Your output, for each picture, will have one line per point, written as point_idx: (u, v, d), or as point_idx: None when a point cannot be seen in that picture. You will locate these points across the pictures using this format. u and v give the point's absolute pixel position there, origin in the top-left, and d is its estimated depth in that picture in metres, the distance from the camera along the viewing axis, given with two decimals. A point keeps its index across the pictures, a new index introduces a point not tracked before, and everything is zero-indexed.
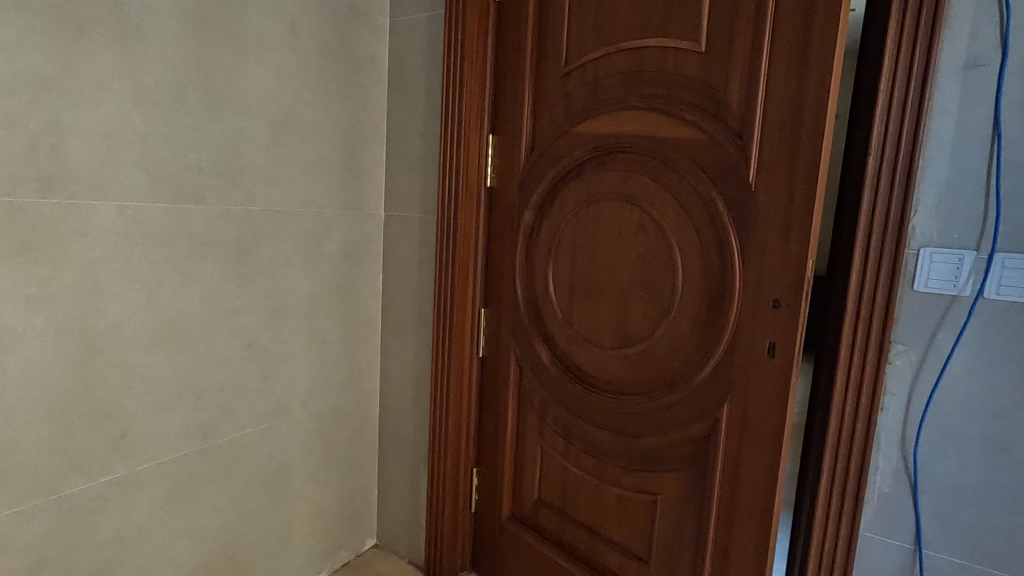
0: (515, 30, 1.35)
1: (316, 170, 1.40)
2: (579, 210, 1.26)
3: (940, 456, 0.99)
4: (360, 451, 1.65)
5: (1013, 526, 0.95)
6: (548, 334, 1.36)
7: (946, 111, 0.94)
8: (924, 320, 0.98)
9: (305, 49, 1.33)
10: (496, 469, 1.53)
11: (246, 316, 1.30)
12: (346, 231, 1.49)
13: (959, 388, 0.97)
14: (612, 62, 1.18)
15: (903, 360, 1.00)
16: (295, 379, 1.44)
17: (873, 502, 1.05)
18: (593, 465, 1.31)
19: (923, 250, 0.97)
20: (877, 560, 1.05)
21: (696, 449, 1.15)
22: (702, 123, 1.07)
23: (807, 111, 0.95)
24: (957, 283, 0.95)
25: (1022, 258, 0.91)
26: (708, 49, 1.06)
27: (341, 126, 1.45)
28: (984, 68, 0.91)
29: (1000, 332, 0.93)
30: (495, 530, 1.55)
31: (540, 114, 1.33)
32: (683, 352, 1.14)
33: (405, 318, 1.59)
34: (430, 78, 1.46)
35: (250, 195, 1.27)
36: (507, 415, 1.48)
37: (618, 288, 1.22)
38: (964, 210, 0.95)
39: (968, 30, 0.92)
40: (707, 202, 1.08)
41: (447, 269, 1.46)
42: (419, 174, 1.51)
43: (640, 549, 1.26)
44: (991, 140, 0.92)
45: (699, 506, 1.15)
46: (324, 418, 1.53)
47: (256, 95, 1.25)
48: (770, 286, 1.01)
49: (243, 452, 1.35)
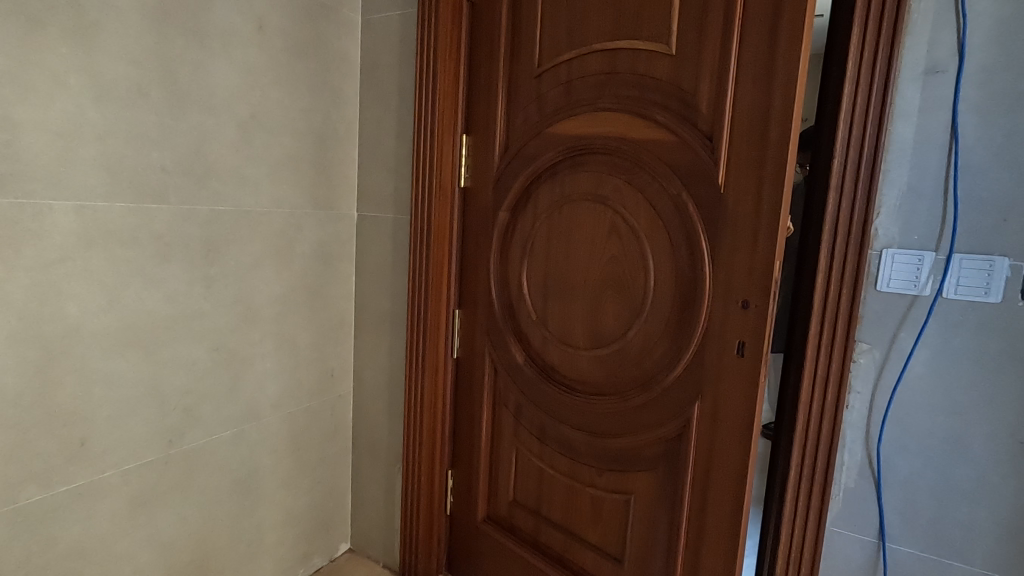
0: (488, 30, 1.35)
1: (287, 170, 1.37)
2: (552, 210, 1.26)
3: (902, 451, 1.02)
4: (333, 455, 1.63)
5: (969, 518, 0.98)
6: (522, 334, 1.36)
7: (906, 116, 0.97)
8: (887, 319, 1.01)
9: (275, 46, 1.31)
10: (471, 470, 1.52)
11: (213, 318, 1.27)
12: (317, 231, 1.47)
13: (920, 385, 0.99)
14: (585, 63, 1.18)
15: (867, 359, 1.03)
16: (265, 383, 1.41)
17: (839, 497, 1.07)
18: (567, 465, 1.32)
19: (885, 251, 1.00)
20: (843, 554, 1.08)
21: (668, 448, 1.16)
22: (672, 125, 1.08)
23: (774, 115, 0.97)
24: (917, 283, 0.98)
25: (979, 258, 0.94)
26: (679, 51, 1.07)
27: (311, 125, 1.42)
28: (943, 74, 0.94)
29: (958, 330, 0.96)
30: (470, 532, 1.54)
31: (514, 115, 1.33)
32: (656, 353, 1.15)
33: (379, 319, 1.57)
34: (403, 77, 1.45)
35: (217, 195, 1.24)
36: (481, 416, 1.47)
37: (592, 289, 1.22)
38: (924, 212, 0.97)
39: (927, 37, 0.95)
40: (678, 203, 1.09)
41: (421, 270, 1.45)
42: (392, 174, 1.50)
43: (614, 548, 1.27)
44: (949, 144, 0.95)
45: (670, 505, 1.17)
46: (296, 422, 1.50)
47: (223, 92, 1.22)
48: (739, 287, 1.03)
49: (210, 458, 1.31)
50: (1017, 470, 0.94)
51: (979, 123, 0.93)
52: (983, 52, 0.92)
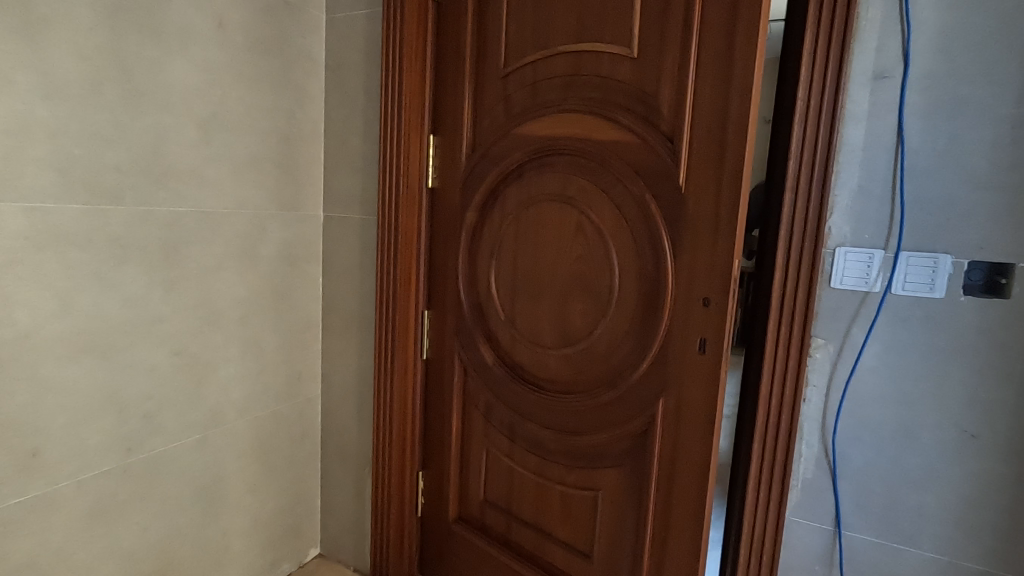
0: (454, 31, 1.35)
1: (249, 170, 1.35)
2: (520, 211, 1.27)
3: (856, 441, 1.06)
4: (301, 459, 1.60)
5: (918, 504, 1.03)
6: (491, 334, 1.36)
7: (856, 119, 1.01)
8: (840, 314, 1.04)
9: (236, 44, 1.28)
10: (441, 470, 1.52)
11: (174, 322, 1.24)
12: (283, 232, 1.45)
13: (871, 377, 1.03)
14: (550, 65, 1.19)
15: (822, 353, 1.06)
16: (230, 387, 1.38)
17: (798, 488, 1.11)
18: (537, 464, 1.33)
19: (838, 250, 1.03)
20: (802, 542, 1.12)
21: (635, 443, 1.18)
22: (635, 127, 1.09)
23: (731, 118, 0.99)
24: (868, 279, 1.02)
25: (924, 255, 0.98)
26: (640, 54, 1.08)
27: (275, 124, 1.40)
28: (889, 79, 0.98)
29: (906, 325, 1.01)
30: (442, 534, 1.54)
31: (480, 116, 1.33)
32: (621, 351, 1.17)
33: (347, 320, 1.56)
34: (369, 76, 1.44)
35: (176, 196, 1.21)
36: (451, 416, 1.47)
37: (559, 289, 1.23)
38: (874, 211, 1.01)
39: (875, 44, 0.99)
40: (642, 203, 1.11)
41: (390, 270, 1.44)
42: (359, 174, 1.48)
43: (584, 545, 1.28)
44: (896, 146, 0.99)
45: (637, 500, 1.19)
46: (263, 427, 1.47)
47: (181, 90, 1.19)
48: (700, 285, 1.05)
49: (172, 465, 1.28)
50: (961, 458, 0.99)
51: (923, 127, 0.97)
52: (926, 59, 0.96)
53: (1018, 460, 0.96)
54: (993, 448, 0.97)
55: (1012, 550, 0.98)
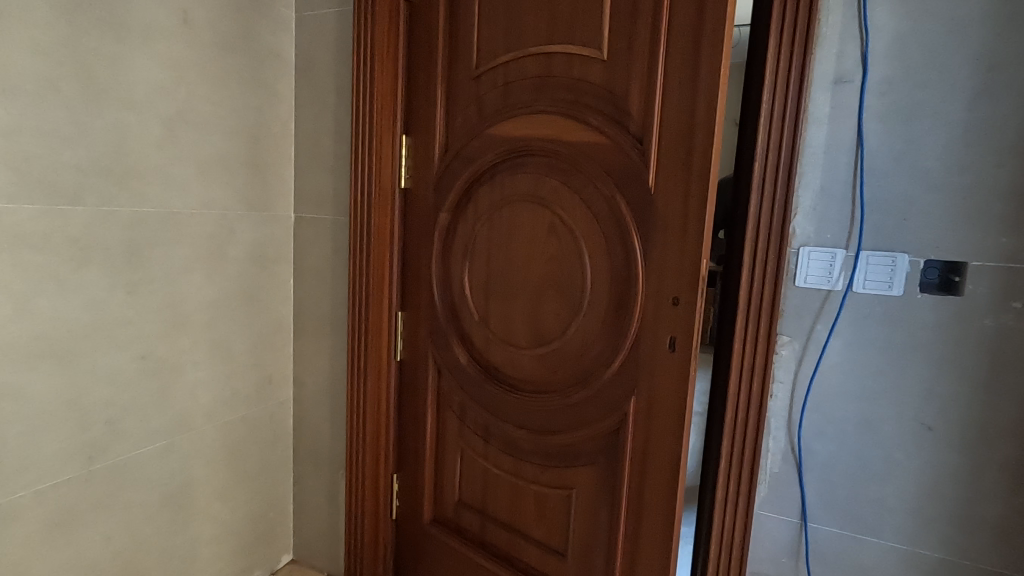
0: (426, 32, 1.34)
1: (217, 170, 1.32)
2: (493, 211, 1.27)
3: (821, 436, 1.09)
4: (273, 463, 1.58)
5: (879, 496, 1.06)
6: (466, 335, 1.36)
7: (818, 122, 1.04)
8: (805, 312, 1.07)
9: (202, 40, 1.25)
10: (416, 472, 1.51)
11: (137, 326, 1.21)
12: (252, 233, 1.42)
13: (835, 373, 1.07)
14: (522, 66, 1.20)
15: (788, 350, 1.09)
16: (198, 392, 1.35)
17: (766, 482, 1.13)
18: (511, 463, 1.33)
19: (802, 249, 1.06)
20: (770, 536, 1.14)
21: (607, 441, 1.19)
22: (605, 129, 1.11)
23: (699, 120, 1.01)
24: (831, 278, 1.05)
25: (884, 254, 1.01)
26: (610, 56, 1.10)
27: (244, 123, 1.37)
28: (849, 84, 1.01)
29: (867, 322, 1.04)
30: (417, 536, 1.52)
31: (453, 116, 1.33)
32: (594, 350, 1.18)
33: (319, 322, 1.54)
34: (340, 76, 1.42)
35: (140, 196, 1.18)
36: (426, 418, 1.46)
37: (533, 289, 1.24)
38: (836, 212, 1.04)
39: (836, 50, 1.02)
40: (613, 204, 1.12)
41: (362, 271, 1.43)
42: (331, 175, 1.47)
43: (558, 544, 1.29)
44: (856, 149, 1.02)
45: (610, 498, 1.20)
46: (232, 432, 1.45)
47: (144, 87, 1.16)
48: (669, 284, 1.07)
49: (137, 473, 1.25)
50: (919, 450, 1.03)
51: (881, 131, 1.00)
52: (883, 65, 0.99)
53: (971, 451, 1.00)
54: (949, 440, 1.01)
55: (967, 539, 1.01)
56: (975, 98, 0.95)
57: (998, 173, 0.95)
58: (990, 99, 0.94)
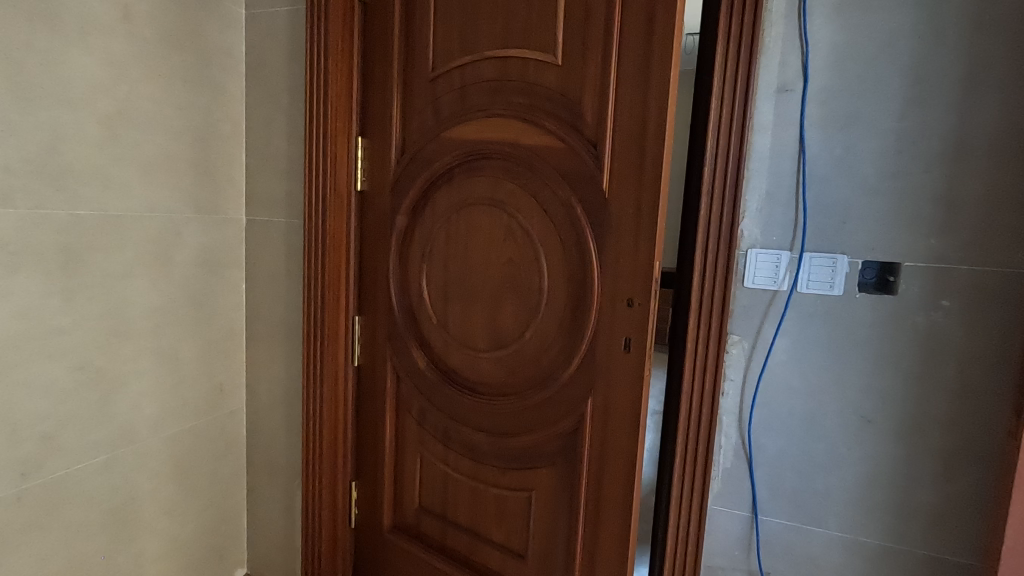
0: (382, 33, 1.33)
1: (163, 171, 1.27)
2: (450, 214, 1.27)
3: (770, 431, 1.12)
4: (225, 475, 1.52)
5: (825, 487, 1.10)
6: (424, 339, 1.35)
7: (763, 129, 1.08)
8: (753, 312, 1.11)
9: (145, 36, 1.21)
10: (375, 479, 1.48)
11: (76, 334, 1.15)
12: (200, 237, 1.37)
13: (782, 370, 1.11)
14: (478, 69, 1.20)
15: (738, 349, 1.12)
16: (143, 402, 1.29)
17: (718, 478, 1.16)
18: (471, 467, 1.33)
19: (750, 251, 1.10)
20: (723, 530, 1.17)
21: (565, 443, 1.20)
22: (560, 133, 1.12)
23: (650, 126, 1.04)
24: (777, 279, 1.09)
25: (825, 256, 1.06)
26: (565, 62, 1.11)
27: (191, 123, 1.32)
28: (791, 92, 1.06)
29: (811, 321, 1.08)
30: (377, 544, 1.50)
31: (409, 118, 1.32)
32: (551, 352, 1.19)
33: (273, 328, 1.49)
34: (293, 76, 1.39)
35: (77, 198, 1.12)
36: (384, 423, 1.44)
37: (490, 292, 1.24)
38: (780, 215, 1.08)
39: (778, 59, 1.06)
40: (568, 207, 1.13)
41: (317, 276, 1.40)
42: (284, 177, 1.43)
43: (518, 546, 1.29)
44: (798, 156, 1.06)
45: (569, 499, 1.21)
46: (181, 443, 1.39)
47: (81, 84, 1.11)
48: (624, 286, 1.09)
49: (76, 489, 1.19)
50: (859, 442, 1.08)
51: (821, 138, 1.05)
52: (822, 75, 1.04)
53: (907, 441, 1.05)
54: (887, 432, 1.06)
55: (905, 525, 1.07)
56: (905, 107, 1.00)
57: (928, 178, 1.00)
58: (918, 109, 1.00)
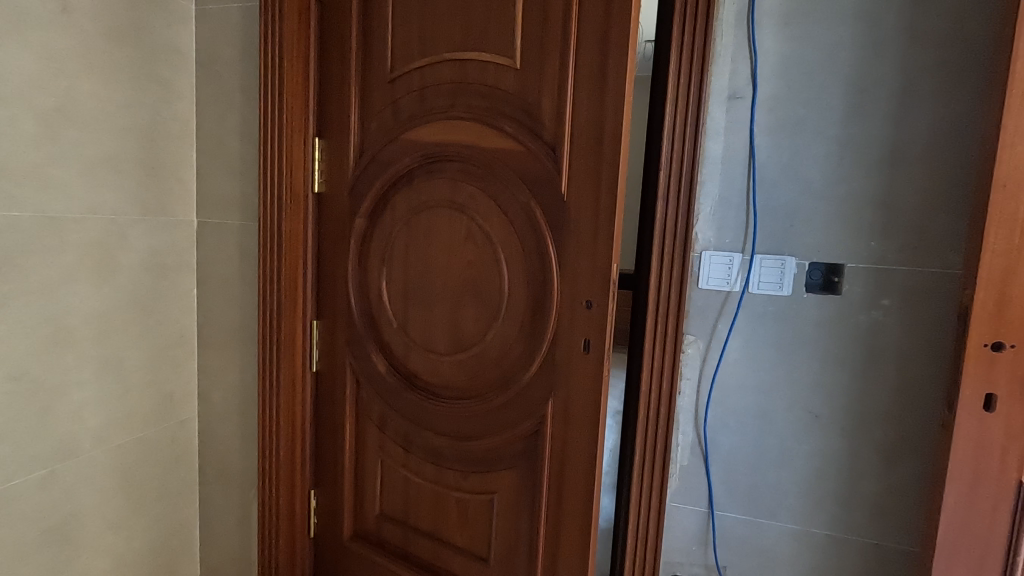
0: (339, 32, 1.31)
1: (107, 172, 1.22)
2: (410, 217, 1.26)
3: (724, 428, 1.16)
4: (175, 487, 1.46)
5: (777, 481, 1.14)
6: (384, 343, 1.33)
7: (715, 134, 1.11)
8: (707, 312, 1.14)
9: (87, 30, 1.15)
10: (335, 486, 1.45)
11: (10, 342, 1.09)
12: (148, 240, 1.32)
13: (735, 369, 1.14)
14: (437, 71, 1.20)
15: (693, 349, 1.15)
16: (85, 413, 1.23)
17: (676, 475, 1.19)
18: (433, 471, 1.31)
19: (704, 253, 1.13)
20: (681, 526, 1.20)
21: (527, 444, 1.20)
22: (519, 136, 1.13)
23: (607, 130, 1.05)
24: (730, 280, 1.12)
25: (774, 257, 1.10)
26: (523, 65, 1.12)
27: (137, 121, 1.27)
28: (741, 100, 1.09)
29: (763, 321, 1.12)
30: (337, 553, 1.47)
31: (368, 119, 1.30)
32: (512, 354, 1.19)
33: (226, 334, 1.44)
34: (246, 74, 1.36)
35: (12, 198, 1.07)
36: (344, 429, 1.41)
37: (451, 295, 1.23)
38: (732, 218, 1.12)
39: (729, 68, 1.09)
40: (528, 210, 1.14)
41: (273, 280, 1.36)
42: (238, 178, 1.39)
43: (480, 549, 1.29)
44: (748, 161, 1.10)
45: (531, 500, 1.21)
46: (127, 455, 1.33)
47: (16, 79, 1.05)
48: (583, 288, 1.10)
49: (12, 507, 1.12)
50: (808, 437, 1.12)
51: (770, 144, 1.09)
52: (770, 84, 1.08)
53: (852, 435, 1.10)
54: (833, 426, 1.11)
55: (851, 515, 1.12)
56: (847, 116, 1.05)
57: (868, 183, 1.05)
58: (858, 117, 1.05)
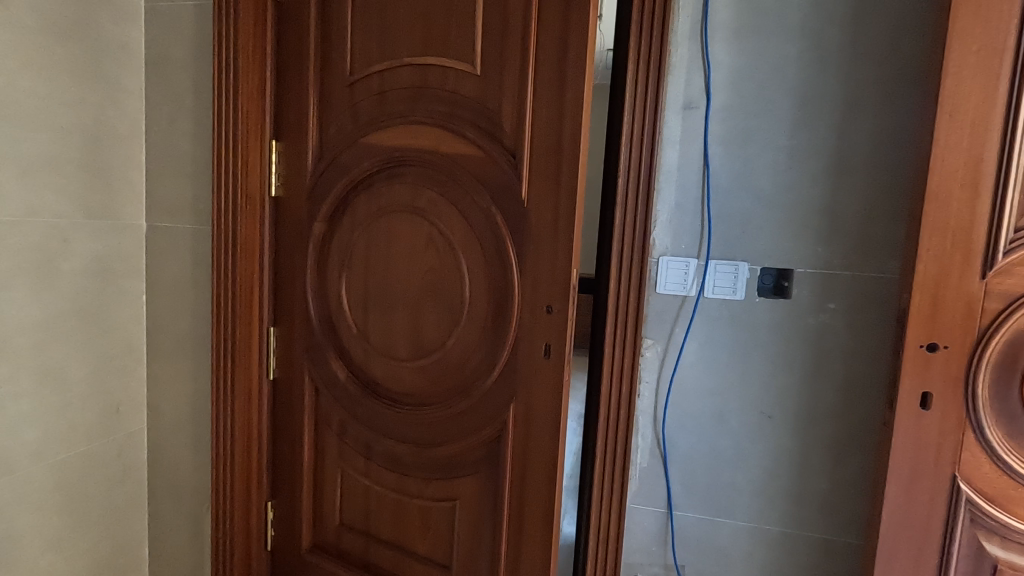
0: (297, 34, 1.28)
1: (47, 174, 1.16)
2: (370, 222, 1.24)
3: (682, 430, 1.18)
4: (122, 502, 1.40)
5: (732, 480, 1.17)
6: (344, 349, 1.31)
7: (671, 143, 1.14)
8: (665, 316, 1.17)
9: (24, 25, 1.10)
10: (293, 497, 1.41)
11: None
12: (93, 244, 1.26)
13: (692, 372, 1.17)
14: (397, 75, 1.19)
15: (652, 352, 1.17)
16: (22, 427, 1.17)
17: (637, 477, 1.21)
18: (394, 479, 1.30)
19: (661, 259, 1.15)
20: (641, 527, 1.22)
21: (489, 450, 1.20)
22: (480, 142, 1.13)
23: (566, 137, 1.07)
24: (686, 285, 1.15)
25: (728, 263, 1.13)
26: (483, 72, 1.12)
27: (81, 121, 1.22)
28: (695, 109, 1.13)
29: (718, 324, 1.15)
30: (295, 566, 1.43)
31: (327, 122, 1.28)
32: (473, 359, 1.19)
33: (178, 342, 1.39)
34: (199, 74, 1.31)
35: None
36: (302, 438, 1.38)
37: (412, 300, 1.22)
38: (688, 225, 1.15)
39: (684, 78, 1.12)
40: (489, 215, 1.14)
41: (227, 285, 1.32)
42: (190, 181, 1.34)
43: (442, 557, 1.28)
44: (703, 170, 1.13)
45: (493, 506, 1.21)
46: (69, 470, 1.27)
47: None
48: (543, 293, 1.11)
49: None
50: (762, 437, 1.16)
51: (723, 153, 1.12)
52: (723, 94, 1.11)
53: (802, 434, 1.14)
54: (785, 426, 1.15)
55: (802, 512, 1.16)
56: (795, 127, 1.10)
57: (815, 192, 1.10)
58: (806, 129, 1.09)
